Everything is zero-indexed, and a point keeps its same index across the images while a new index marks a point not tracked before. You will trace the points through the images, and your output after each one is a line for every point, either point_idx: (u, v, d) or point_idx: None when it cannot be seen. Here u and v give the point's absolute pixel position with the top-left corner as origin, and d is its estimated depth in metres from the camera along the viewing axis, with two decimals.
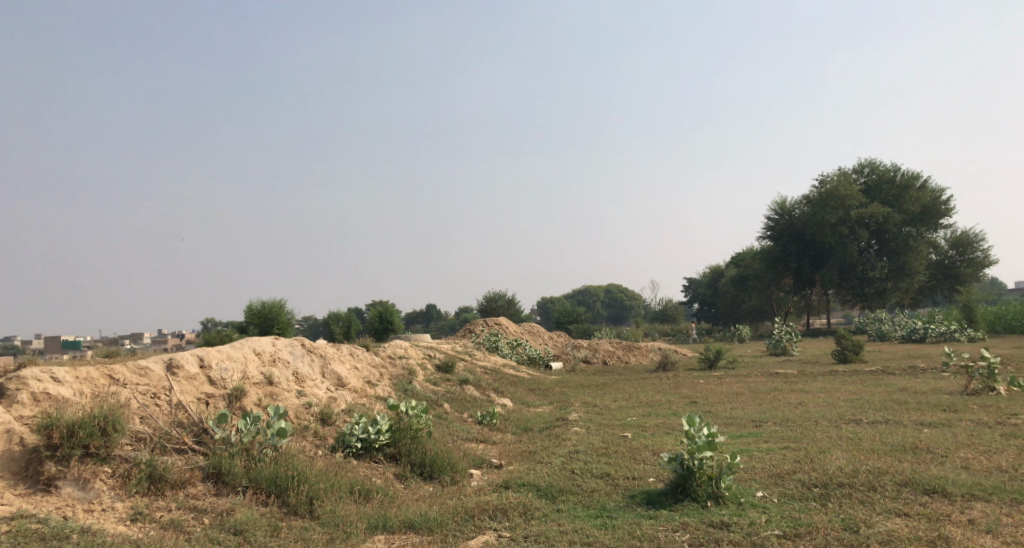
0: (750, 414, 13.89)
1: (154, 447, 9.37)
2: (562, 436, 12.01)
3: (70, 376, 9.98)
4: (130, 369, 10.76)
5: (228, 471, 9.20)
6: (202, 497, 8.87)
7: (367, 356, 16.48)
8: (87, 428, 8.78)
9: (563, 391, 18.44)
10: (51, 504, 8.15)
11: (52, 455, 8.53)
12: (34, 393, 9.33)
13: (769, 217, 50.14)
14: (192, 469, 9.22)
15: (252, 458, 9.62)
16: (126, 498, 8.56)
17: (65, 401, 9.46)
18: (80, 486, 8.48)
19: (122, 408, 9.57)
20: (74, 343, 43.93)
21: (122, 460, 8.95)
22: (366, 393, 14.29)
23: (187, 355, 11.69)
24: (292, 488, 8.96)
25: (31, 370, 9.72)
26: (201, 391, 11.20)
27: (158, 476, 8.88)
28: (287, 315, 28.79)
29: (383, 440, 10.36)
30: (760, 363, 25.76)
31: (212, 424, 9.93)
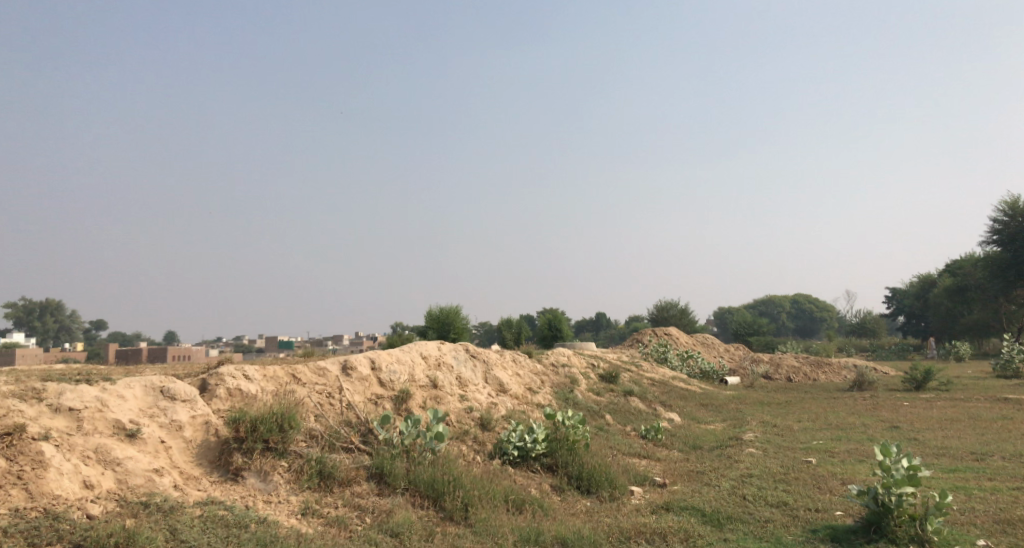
0: (965, 445, 12.06)
1: (325, 445, 9.54)
2: (735, 457, 10.99)
3: (258, 374, 10.43)
4: (310, 368, 11.13)
5: (390, 471, 9.16)
6: (366, 496, 8.85)
7: (530, 364, 16.23)
8: (267, 424, 9.08)
9: (739, 408, 17.17)
10: (237, 493, 8.40)
11: (237, 446, 8.86)
12: (229, 388, 9.82)
13: (998, 218, 44.75)
14: (358, 469, 9.26)
15: (412, 459, 9.55)
16: (299, 492, 8.69)
17: (253, 398, 9.88)
18: (260, 478, 8.71)
19: (298, 406, 9.87)
20: (275, 343, 47.61)
21: (297, 456, 9.14)
22: (527, 400, 14.00)
23: (360, 357, 11.97)
24: (448, 493, 8.75)
25: (227, 368, 10.27)
26: (370, 392, 11.37)
27: (327, 473, 8.99)
28: (463, 320, 29.35)
29: (540, 450, 9.97)
30: (984, 386, 22.71)
31: (377, 424, 9.99)
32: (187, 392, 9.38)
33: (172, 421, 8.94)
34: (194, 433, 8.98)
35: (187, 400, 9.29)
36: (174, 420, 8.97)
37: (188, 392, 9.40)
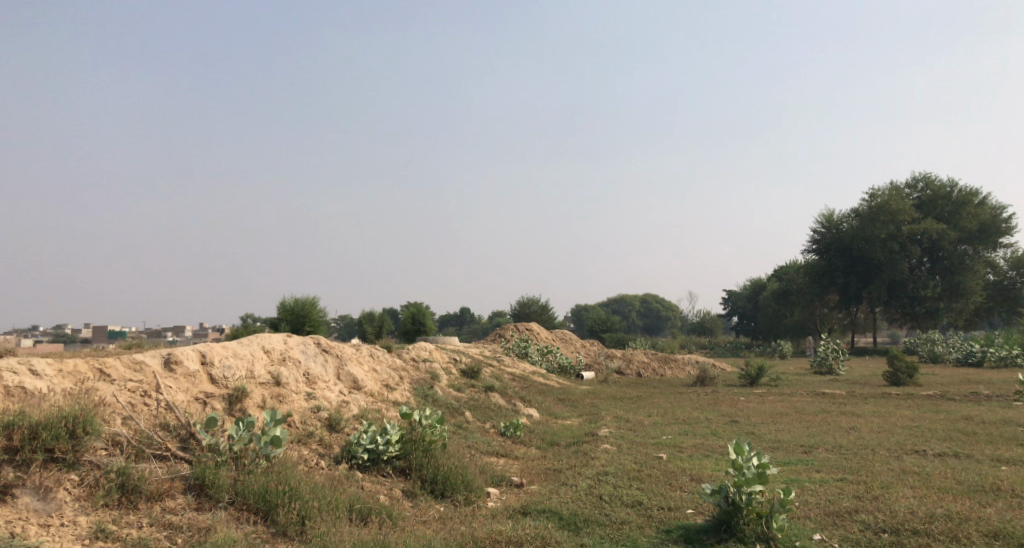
0: (798, 438, 12.68)
1: (132, 453, 8.64)
2: (591, 454, 10.96)
3: (51, 370, 9.32)
4: (124, 363, 10.07)
5: (212, 482, 8.39)
6: (179, 512, 8.07)
7: (388, 359, 15.66)
8: (52, 430, 8.06)
9: (594, 403, 17.39)
10: (4, 516, 7.36)
11: (9, 458, 7.79)
12: (8, 387, 8.69)
13: (815, 229, 48.29)
14: (172, 480, 8.44)
15: (243, 467, 8.84)
16: (91, 511, 7.76)
17: (40, 396, 8.79)
18: (40, 495, 7.71)
19: (100, 408, 8.87)
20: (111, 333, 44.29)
21: (92, 467, 8.23)
22: (382, 397, 13.47)
23: (188, 350, 10.98)
24: (282, 505, 8.13)
25: (8, 362, 9.09)
26: (198, 391, 10.47)
27: (131, 487, 8.11)
28: (321, 313, 28.24)
29: (392, 452, 9.52)
30: (806, 382, 24.30)
31: (201, 428, 9.15)
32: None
33: None
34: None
35: None
36: None
37: None
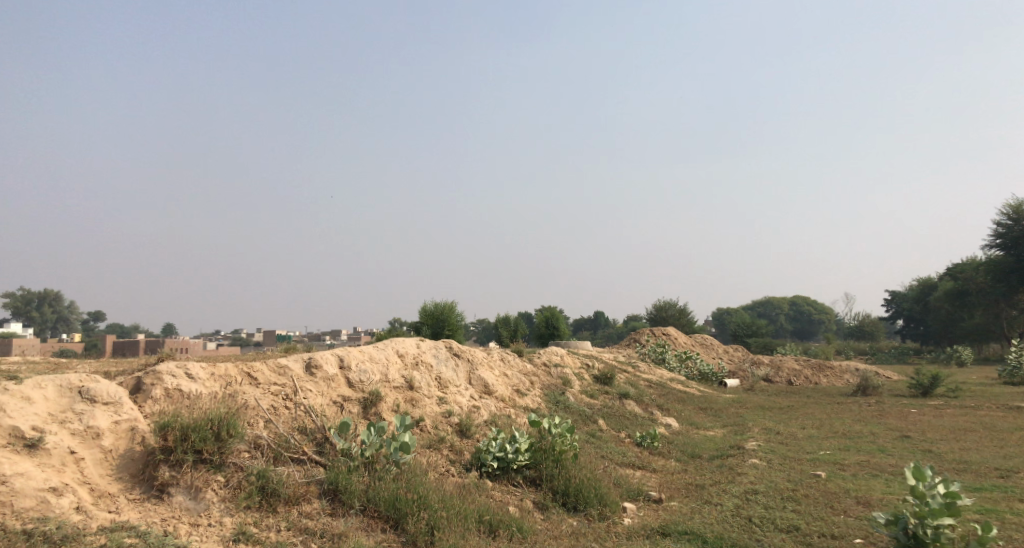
0: (986, 459, 11.11)
1: (271, 456, 8.64)
2: (737, 469, 10.02)
3: (204, 372, 9.53)
4: (269, 367, 10.24)
5: (345, 488, 8.26)
6: (315, 517, 7.96)
7: (519, 363, 15.26)
8: (201, 432, 8.14)
9: (740, 412, 16.24)
10: (157, 515, 7.50)
11: (163, 459, 7.96)
12: (167, 388, 8.96)
13: (1003, 221, 43.65)
14: (308, 484, 8.37)
15: (374, 473, 8.66)
16: (235, 512, 7.78)
17: (194, 398, 9.00)
18: (191, 495, 7.81)
19: (242, 411, 8.93)
20: (271, 335, 46.93)
21: (236, 469, 8.26)
22: (514, 403, 13.09)
23: (327, 354, 11.07)
24: (412, 515, 7.84)
25: (168, 365, 9.40)
26: (337, 394, 10.49)
27: (270, 490, 8.08)
28: (458, 316, 28.39)
29: (522, 461, 9.10)
30: (993, 394, 21.72)
31: (334, 433, 9.08)
32: (110, 393, 8.46)
33: (87, 429, 8.04)
34: (115, 443, 8.07)
35: (109, 403, 8.37)
36: (90, 426, 8.05)
37: (113, 394, 8.47)
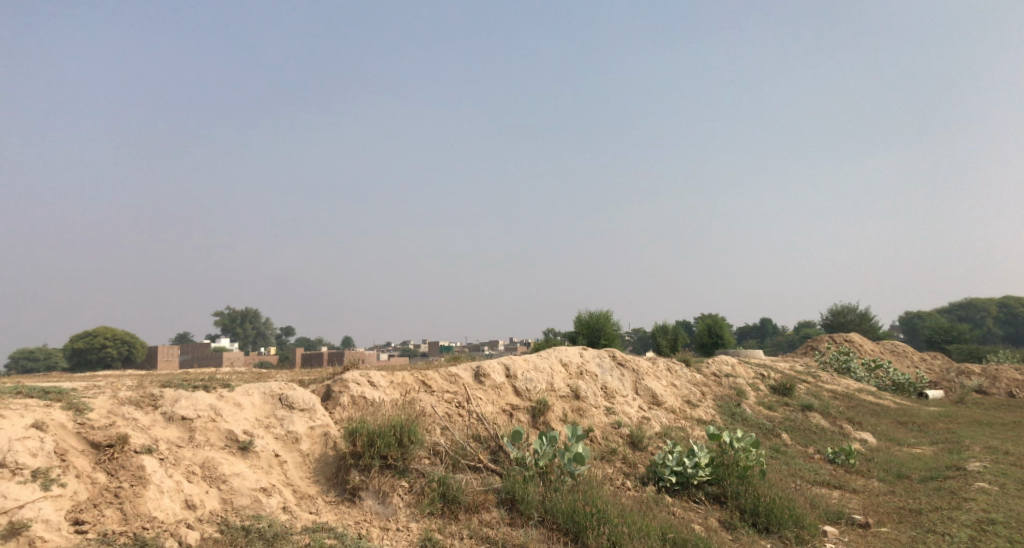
0: None
1: (450, 463, 10.14)
2: (962, 494, 8.68)
3: (384, 381, 12.65)
4: (441, 373, 11.79)
5: (522, 498, 9.50)
6: (495, 525, 9.26)
7: (689, 373, 14.36)
8: (385, 438, 9.83)
9: (950, 428, 14.40)
10: (353, 518, 9.14)
11: (357, 463, 9.73)
12: (352, 395, 12.11)
13: None
14: (486, 492, 9.73)
15: (550, 482, 9.80)
16: (420, 518, 9.28)
17: (375, 402, 12.09)
18: (379, 500, 9.41)
19: (422, 418, 10.51)
20: (437, 347, 48.21)
21: (419, 474, 9.85)
22: (686, 415, 12.35)
23: (495, 363, 11.97)
24: (590, 528, 7.35)
25: (355, 375, 12.62)
26: (504, 403, 11.39)
27: (450, 496, 9.57)
28: (615, 326, 27.61)
29: (703, 477, 8.38)
30: None
31: (507, 441, 10.38)
32: (304, 400, 11.76)
33: (288, 433, 11.18)
34: (311, 446, 11.13)
35: (305, 410, 11.62)
36: (291, 431, 11.20)
37: (307, 402, 11.73)
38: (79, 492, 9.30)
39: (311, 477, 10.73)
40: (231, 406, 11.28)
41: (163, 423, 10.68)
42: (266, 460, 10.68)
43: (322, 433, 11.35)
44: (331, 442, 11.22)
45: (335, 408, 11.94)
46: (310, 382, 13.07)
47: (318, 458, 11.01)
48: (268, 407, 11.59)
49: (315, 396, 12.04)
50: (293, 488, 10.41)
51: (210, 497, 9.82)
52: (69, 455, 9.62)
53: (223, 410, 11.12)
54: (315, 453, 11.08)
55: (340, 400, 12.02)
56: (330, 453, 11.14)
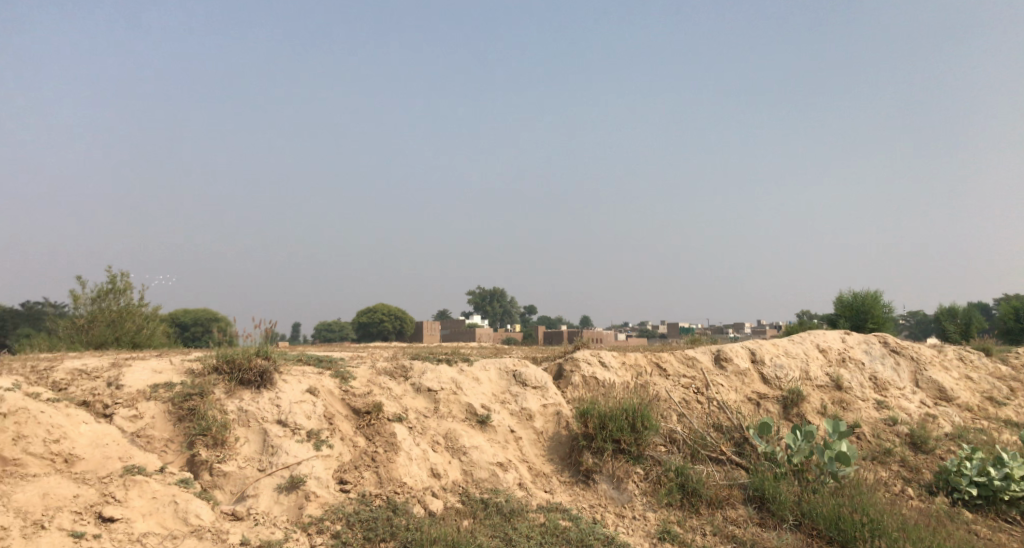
0: None
1: (688, 452, 10.88)
2: None
3: (617, 362, 12.72)
4: (680, 359, 12.94)
5: (772, 497, 10.07)
6: (743, 523, 9.87)
7: (957, 372, 14.49)
8: (617, 423, 10.69)
9: None
10: (586, 502, 10.07)
11: (589, 445, 10.64)
12: (584, 376, 12.37)
13: None
14: (731, 487, 10.38)
15: (806, 482, 10.36)
16: (657, 508, 10.02)
17: (606, 385, 12.25)
18: (614, 485, 10.27)
19: (654, 404, 11.34)
20: (683, 328, 47.45)
21: (654, 464, 10.59)
22: (960, 419, 13.02)
23: (740, 349, 13.22)
24: (858, 538, 9.13)
25: (586, 355, 12.84)
26: (750, 391, 12.55)
27: (687, 487, 10.29)
28: (885, 308, 24.98)
29: (1006, 492, 10.51)
30: None
31: (753, 434, 11.05)
32: (537, 380, 12.21)
33: (523, 411, 11.66)
34: (544, 424, 11.52)
35: (538, 389, 12.08)
36: (525, 409, 11.68)
37: (541, 380, 12.19)
38: (344, 454, 10.26)
39: (545, 454, 11.09)
40: (470, 381, 12.12)
41: (413, 393, 11.63)
42: (503, 435, 11.22)
43: (555, 412, 11.72)
44: (564, 421, 11.55)
45: (567, 388, 12.27)
46: (543, 360, 13.54)
47: (552, 436, 11.38)
48: (503, 383, 12.26)
49: (548, 375, 12.48)
50: (528, 465, 10.78)
51: (452, 468, 10.49)
52: (335, 420, 10.67)
53: (463, 384, 11.96)
54: (548, 431, 11.45)
55: (572, 380, 12.32)
56: (563, 433, 11.46)
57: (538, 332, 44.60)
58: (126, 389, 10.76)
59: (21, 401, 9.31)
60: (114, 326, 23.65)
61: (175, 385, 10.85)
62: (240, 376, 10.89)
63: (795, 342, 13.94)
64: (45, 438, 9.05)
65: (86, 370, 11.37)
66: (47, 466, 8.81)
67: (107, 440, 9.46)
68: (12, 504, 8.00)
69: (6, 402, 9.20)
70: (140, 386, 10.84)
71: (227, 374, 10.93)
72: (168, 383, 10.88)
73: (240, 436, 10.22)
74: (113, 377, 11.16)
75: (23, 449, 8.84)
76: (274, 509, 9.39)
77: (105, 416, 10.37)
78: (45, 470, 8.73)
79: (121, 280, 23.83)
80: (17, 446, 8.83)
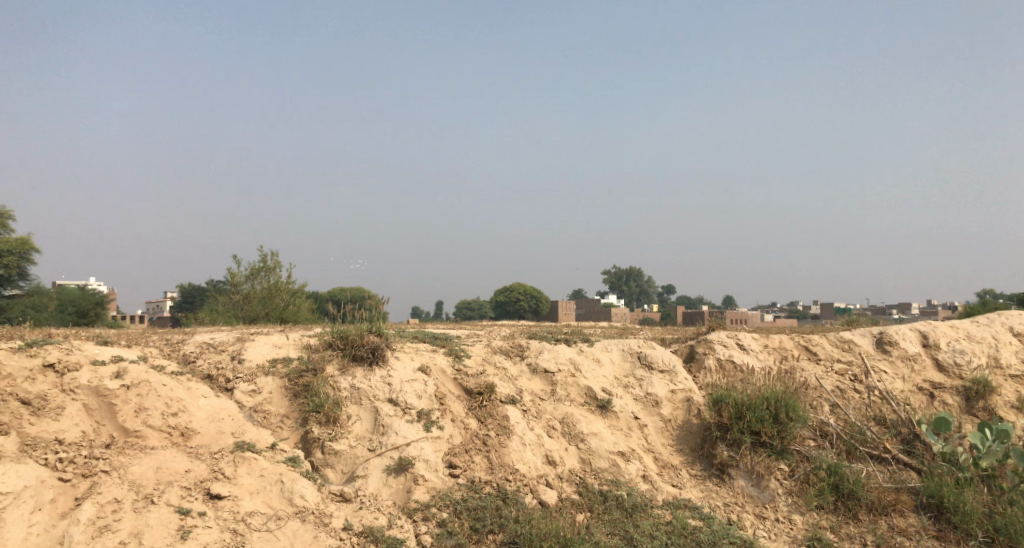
0: None
1: (844, 450, 9.58)
2: None
3: (757, 345, 11.51)
4: (833, 342, 11.54)
5: (952, 507, 8.64)
6: (914, 536, 8.51)
7: None
8: (756, 413, 9.51)
9: None
10: (720, 499, 9.04)
11: (723, 437, 9.57)
12: (719, 359, 11.25)
13: None
14: (900, 492, 9.00)
15: (999, 492, 8.84)
16: (805, 511, 8.83)
17: (744, 369, 11.08)
18: (753, 482, 9.17)
19: (802, 392, 10.05)
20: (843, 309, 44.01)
21: (801, 460, 9.38)
22: None
23: (908, 331, 11.61)
24: None
25: (720, 336, 11.70)
26: (921, 379, 10.97)
27: (843, 489, 9.02)
28: None
29: None
30: None
31: (926, 429, 9.54)
32: (664, 362, 11.31)
33: (648, 396, 10.77)
34: (672, 411, 10.57)
35: (665, 373, 11.15)
36: (650, 395, 10.78)
37: (669, 363, 11.26)
38: (454, 436, 9.87)
39: (673, 444, 10.15)
40: (590, 362, 11.43)
41: (528, 374, 11.17)
42: (625, 422, 10.38)
43: (685, 399, 10.73)
44: (695, 409, 10.52)
45: (699, 371, 11.22)
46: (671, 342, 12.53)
47: (681, 425, 10.41)
48: (626, 366, 11.48)
49: (677, 357, 11.52)
50: (653, 456, 9.88)
51: (570, 455, 9.76)
52: (446, 400, 10.35)
53: (583, 366, 11.30)
54: (677, 419, 10.48)
55: (705, 363, 11.24)
56: (693, 421, 10.47)
57: (679, 314, 42.74)
58: (247, 363, 10.57)
59: (144, 373, 9.21)
60: (265, 302, 24.41)
61: (294, 359, 10.65)
62: (354, 352, 10.66)
63: (983, 323, 12.17)
64: (164, 411, 8.93)
65: (214, 344, 11.15)
66: (165, 439, 8.70)
67: (224, 414, 9.39)
68: (126, 477, 7.98)
69: (130, 373, 9.12)
70: (260, 360, 10.64)
71: (342, 350, 10.72)
72: (287, 358, 10.67)
73: (352, 414, 9.96)
74: (237, 350, 10.94)
75: (143, 421, 8.73)
76: (383, 492, 9.09)
77: (226, 391, 10.20)
78: (162, 443, 8.62)
79: (271, 256, 24.44)
80: (137, 418, 8.73)
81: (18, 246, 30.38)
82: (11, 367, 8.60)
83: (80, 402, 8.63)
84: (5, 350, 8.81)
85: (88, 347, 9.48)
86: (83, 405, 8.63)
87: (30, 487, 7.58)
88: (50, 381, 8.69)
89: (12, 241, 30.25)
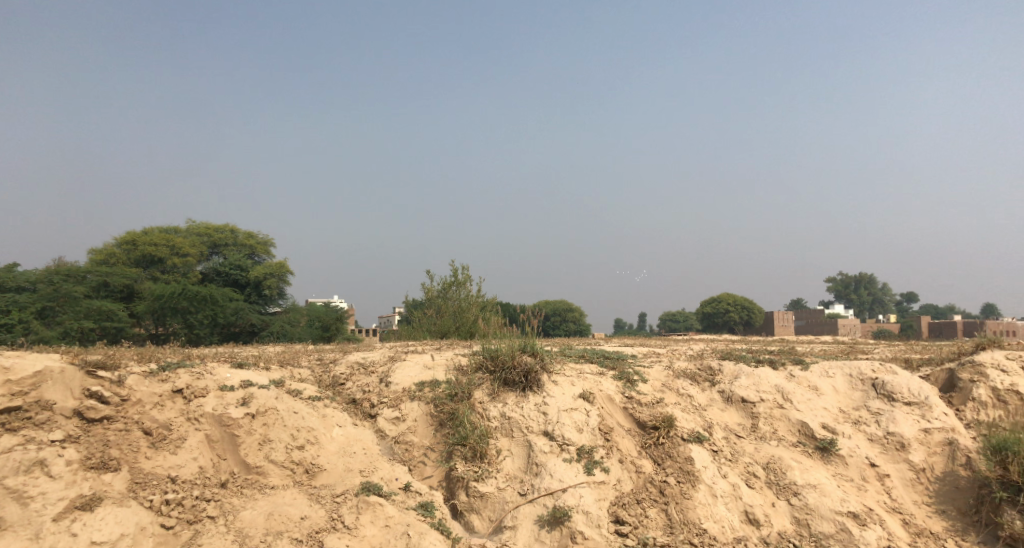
0: None
1: None
2: None
3: None
4: None
5: None
6: None
7: None
8: None
9: None
10: None
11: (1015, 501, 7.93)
12: (992, 388, 9.47)
13: None
14: None
15: None
16: None
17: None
18: None
19: None
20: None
21: None
22: None
23: None
24: None
25: (985, 357, 9.88)
26: None
27: None
28: None
29: None
30: None
31: None
32: (914, 392, 9.44)
33: (887, 437, 8.98)
34: (929, 459, 8.80)
35: (911, 404, 9.34)
36: (892, 436, 8.98)
37: (920, 393, 9.42)
38: (623, 482, 8.21)
39: (928, 501, 8.45)
40: (804, 391, 9.55)
41: (721, 405, 9.36)
42: (856, 471, 8.64)
43: (945, 442, 8.91)
44: (960, 457, 8.70)
45: (966, 404, 9.47)
46: (921, 364, 10.66)
47: (941, 477, 8.64)
48: (855, 396, 9.64)
49: (932, 387, 9.62)
50: (901, 518, 8.21)
51: (778, 513, 8.13)
52: (613, 435, 8.64)
53: (793, 395, 9.42)
54: (933, 469, 8.72)
55: (975, 394, 9.46)
56: (957, 472, 8.67)
57: (924, 324, 37.39)
58: (393, 387, 9.35)
59: (272, 400, 8.25)
60: (456, 316, 23.79)
61: (441, 384, 9.31)
62: (505, 376, 9.18)
63: None
64: (289, 444, 7.93)
65: (364, 365, 9.95)
66: (287, 478, 7.70)
67: (356, 448, 8.23)
68: (233, 524, 7.10)
69: (256, 400, 8.16)
70: (407, 384, 9.39)
71: (492, 373, 9.29)
72: (435, 382, 9.37)
73: (503, 449, 8.49)
74: (386, 372, 9.74)
75: (266, 455, 7.77)
76: None
77: (370, 418, 8.98)
78: (284, 482, 7.64)
79: (458, 271, 23.78)
80: (260, 451, 7.77)
81: (279, 268, 31.87)
82: (141, 393, 7.78)
83: (203, 433, 7.74)
84: (136, 375, 7.95)
85: (219, 371, 8.51)
86: (206, 436, 7.73)
87: (128, 535, 6.80)
88: (177, 408, 7.83)
89: (274, 265, 31.74)
